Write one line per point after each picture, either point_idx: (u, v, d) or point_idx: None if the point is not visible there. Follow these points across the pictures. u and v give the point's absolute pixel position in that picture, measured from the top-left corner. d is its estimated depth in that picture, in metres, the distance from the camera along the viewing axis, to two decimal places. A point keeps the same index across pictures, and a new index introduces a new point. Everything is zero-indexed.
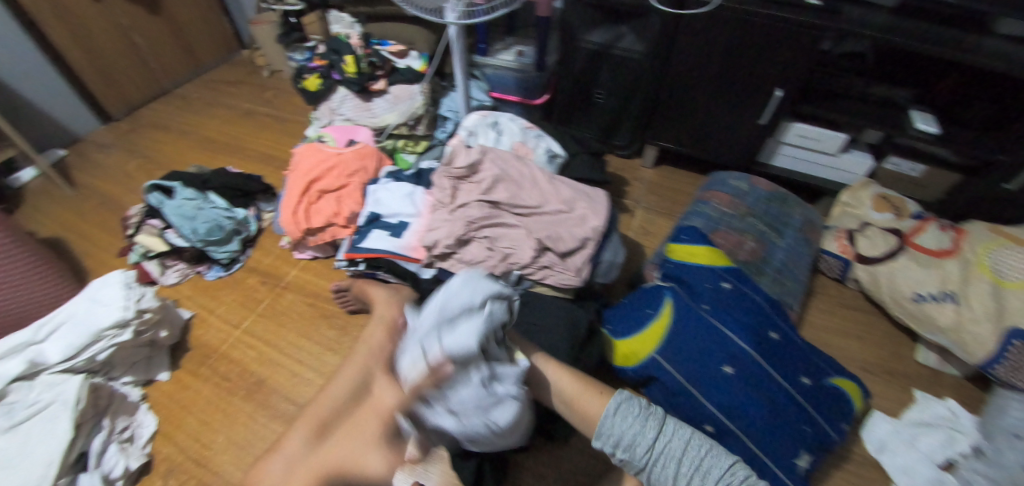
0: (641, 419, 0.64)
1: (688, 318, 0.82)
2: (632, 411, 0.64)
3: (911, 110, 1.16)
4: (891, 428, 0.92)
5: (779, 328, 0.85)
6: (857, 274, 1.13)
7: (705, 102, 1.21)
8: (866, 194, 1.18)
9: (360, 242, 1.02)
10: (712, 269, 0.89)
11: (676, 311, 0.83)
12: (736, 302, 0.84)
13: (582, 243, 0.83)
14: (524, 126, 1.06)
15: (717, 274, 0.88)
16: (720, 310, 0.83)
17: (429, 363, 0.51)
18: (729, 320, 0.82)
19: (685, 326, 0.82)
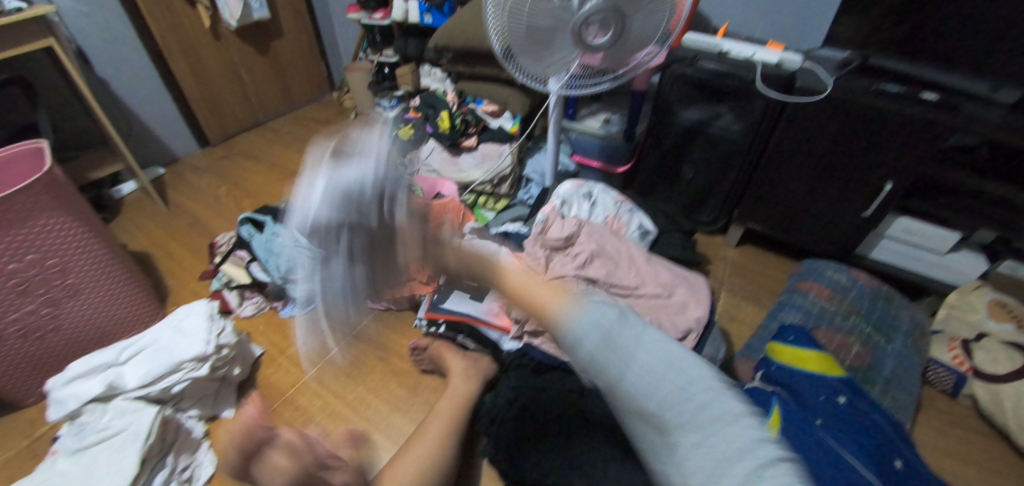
0: (607, 323, 0.39)
1: (799, 432, 0.74)
2: (598, 313, 0.40)
3: None
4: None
5: (902, 455, 0.75)
6: (974, 391, 1.01)
7: (804, 188, 1.15)
8: (978, 298, 1.07)
9: (442, 301, 1.00)
10: (825, 379, 0.83)
11: (784, 418, 0.76)
12: (852, 421, 0.76)
13: (684, 335, 0.77)
14: (618, 200, 1.04)
15: (832, 386, 0.82)
16: (834, 426, 0.75)
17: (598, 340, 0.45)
18: (845, 439, 0.73)
19: (794, 437, 0.73)
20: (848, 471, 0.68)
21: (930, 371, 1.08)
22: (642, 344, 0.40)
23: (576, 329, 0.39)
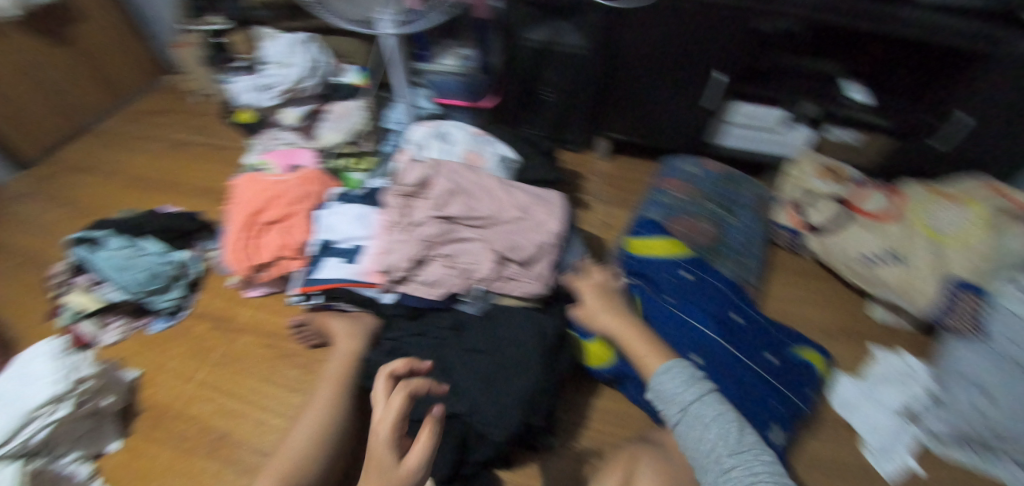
0: (686, 386, 0.59)
1: (660, 314, 0.84)
2: (678, 376, 0.60)
3: (843, 81, 1.15)
4: (855, 389, 0.93)
5: (742, 310, 0.88)
6: (808, 244, 1.08)
7: (651, 89, 1.19)
8: (809, 163, 1.12)
9: (314, 273, 0.96)
10: (672, 260, 0.92)
11: (643, 305, 0.85)
12: (701, 292, 0.87)
13: (542, 248, 0.81)
14: (474, 134, 1.03)
15: (677, 264, 0.91)
16: (686, 301, 0.85)
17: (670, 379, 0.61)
18: (694, 310, 0.84)
19: (653, 318, 0.83)
20: (698, 335, 0.80)
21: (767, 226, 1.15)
22: (706, 409, 0.58)
23: (657, 388, 0.61)
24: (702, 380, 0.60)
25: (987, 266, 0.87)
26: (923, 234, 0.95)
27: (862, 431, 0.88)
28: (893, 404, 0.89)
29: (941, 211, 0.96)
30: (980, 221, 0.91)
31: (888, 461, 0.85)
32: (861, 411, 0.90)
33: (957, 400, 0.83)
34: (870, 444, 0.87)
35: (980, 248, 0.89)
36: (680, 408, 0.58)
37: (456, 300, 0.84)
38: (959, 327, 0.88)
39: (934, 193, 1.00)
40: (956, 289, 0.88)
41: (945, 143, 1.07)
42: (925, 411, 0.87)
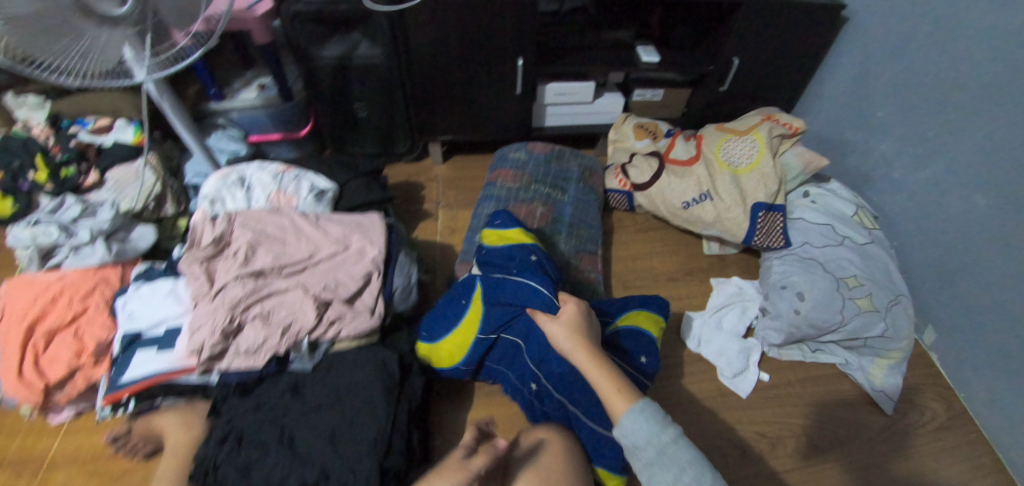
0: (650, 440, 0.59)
1: (493, 295, 0.80)
2: (648, 424, 0.60)
3: (636, 47, 1.21)
4: (706, 323, 0.99)
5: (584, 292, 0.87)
6: (640, 202, 1.13)
7: (463, 86, 1.18)
8: (627, 127, 1.20)
9: (119, 377, 0.81)
10: (520, 245, 0.85)
11: (484, 293, 0.81)
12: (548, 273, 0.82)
13: (365, 279, 0.78)
14: (277, 171, 0.95)
15: (525, 248, 0.84)
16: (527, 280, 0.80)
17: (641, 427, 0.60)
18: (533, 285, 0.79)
19: (494, 305, 0.80)
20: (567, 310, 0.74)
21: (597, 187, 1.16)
22: (681, 451, 0.58)
23: (625, 433, 0.61)
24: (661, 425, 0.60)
25: (774, 186, 1.01)
26: (723, 169, 1.05)
27: (716, 358, 0.95)
28: (732, 326, 0.98)
29: (732, 147, 1.06)
30: (760, 150, 1.03)
31: (740, 379, 0.93)
32: (708, 341, 0.97)
33: (783, 305, 0.95)
34: (725, 370, 0.93)
35: (766, 173, 1.01)
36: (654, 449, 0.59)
37: (286, 361, 0.76)
38: (769, 242, 1.02)
39: (724, 131, 1.09)
40: (756, 212, 1.01)
41: (727, 86, 1.20)
42: (758, 324, 0.98)
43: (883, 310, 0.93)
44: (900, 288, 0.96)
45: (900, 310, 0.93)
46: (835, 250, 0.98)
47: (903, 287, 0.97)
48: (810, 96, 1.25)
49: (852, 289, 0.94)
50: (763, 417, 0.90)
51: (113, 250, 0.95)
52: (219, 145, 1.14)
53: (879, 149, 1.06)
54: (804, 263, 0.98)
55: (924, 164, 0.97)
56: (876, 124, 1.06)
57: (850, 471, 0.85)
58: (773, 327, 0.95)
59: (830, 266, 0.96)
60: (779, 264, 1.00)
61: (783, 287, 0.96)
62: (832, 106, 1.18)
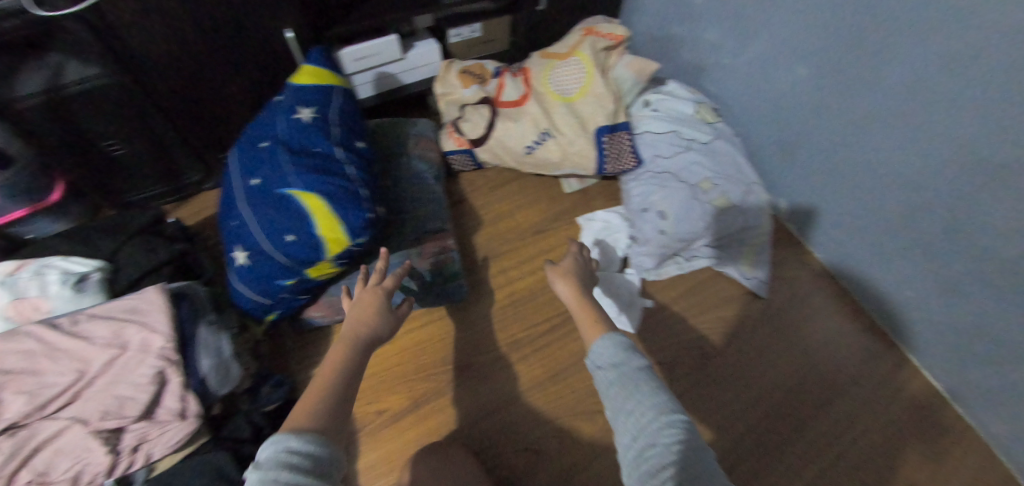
0: (609, 360, 0.58)
1: (256, 122, 0.83)
2: (609, 352, 0.59)
3: None
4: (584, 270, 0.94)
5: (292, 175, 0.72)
6: (483, 158, 1.01)
7: (236, 81, 0.95)
8: (451, 75, 1.01)
9: None
10: (295, 98, 0.83)
11: None
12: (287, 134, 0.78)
13: (159, 380, 0.62)
14: (8, 273, 0.72)
15: (295, 105, 0.81)
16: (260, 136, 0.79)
17: (600, 359, 0.60)
18: (251, 142, 0.79)
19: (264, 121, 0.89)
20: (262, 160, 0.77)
21: (431, 152, 0.97)
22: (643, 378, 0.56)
23: (594, 352, 0.61)
24: (633, 355, 0.58)
25: (610, 106, 0.94)
26: (556, 101, 0.95)
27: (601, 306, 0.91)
28: (608, 265, 0.94)
29: (558, 74, 0.96)
30: (588, 70, 0.94)
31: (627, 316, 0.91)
32: None
33: (650, 227, 0.92)
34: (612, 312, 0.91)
35: (599, 93, 0.94)
36: (610, 370, 0.58)
37: None
38: (620, 166, 0.97)
39: (547, 57, 0.98)
40: (599, 138, 0.95)
41: (544, 4, 1.08)
42: (632, 253, 0.95)
43: (737, 203, 0.93)
44: (749, 178, 0.97)
45: (753, 199, 0.95)
46: (683, 156, 0.95)
47: (751, 175, 0.98)
48: None
49: (706, 192, 0.93)
50: (657, 345, 0.90)
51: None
52: None
53: (705, 37, 1.01)
54: (659, 177, 0.94)
55: (746, 43, 0.93)
56: (696, 9, 1.00)
57: (742, 366, 0.89)
58: (647, 252, 0.93)
59: (681, 173, 0.94)
60: (636, 185, 0.96)
61: (646, 210, 0.93)
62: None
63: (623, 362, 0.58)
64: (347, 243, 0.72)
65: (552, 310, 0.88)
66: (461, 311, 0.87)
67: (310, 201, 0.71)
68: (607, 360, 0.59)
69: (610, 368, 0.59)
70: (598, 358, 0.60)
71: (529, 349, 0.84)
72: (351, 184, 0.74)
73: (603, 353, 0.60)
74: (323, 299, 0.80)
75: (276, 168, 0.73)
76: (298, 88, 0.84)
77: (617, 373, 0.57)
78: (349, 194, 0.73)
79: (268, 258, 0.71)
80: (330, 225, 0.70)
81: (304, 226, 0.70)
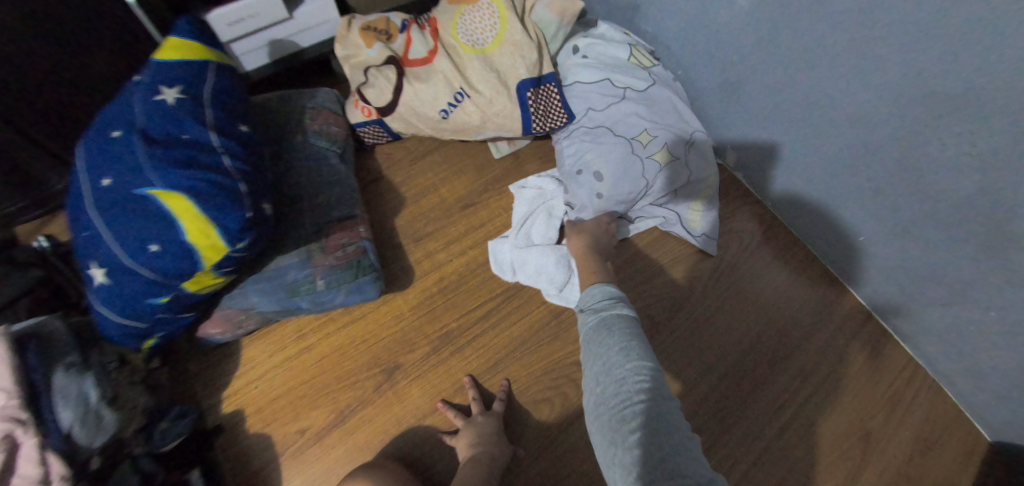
0: (597, 306, 0.63)
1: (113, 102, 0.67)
2: (599, 301, 0.63)
3: None
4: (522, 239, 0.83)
5: (147, 168, 0.58)
6: (395, 127, 0.89)
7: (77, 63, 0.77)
8: (353, 33, 0.88)
9: None
10: (156, 73, 0.68)
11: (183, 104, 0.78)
12: (146, 117, 0.63)
13: (7, 445, 0.52)
14: None
15: (157, 82, 0.66)
16: (113, 120, 0.64)
17: (589, 299, 0.65)
18: (103, 128, 0.64)
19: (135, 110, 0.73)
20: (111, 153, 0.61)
21: (333, 127, 0.85)
22: (623, 325, 0.60)
23: (585, 298, 0.66)
24: (619, 306, 0.62)
25: (532, 56, 0.83)
26: (469, 55, 0.83)
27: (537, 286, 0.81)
28: (544, 235, 0.84)
29: (470, 23, 0.83)
30: (502, 14, 0.82)
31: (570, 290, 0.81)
32: (523, 264, 0.81)
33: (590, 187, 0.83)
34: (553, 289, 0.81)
35: (517, 40, 0.82)
36: (597, 316, 0.62)
37: None
38: (550, 122, 0.87)
39: (458, 3, 0.86)
40: (523, 94, 0.84)
41: None
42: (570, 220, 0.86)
43: (680, 156, 0.85)
44: (692, 125, 0.88)
45: (697, 149, 0.87)
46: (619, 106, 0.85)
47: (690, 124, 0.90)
48: None
49: (646, 145, 0.83)
50: None
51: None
52: None
53: None
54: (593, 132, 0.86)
55: None
56: None
57: (694, 329, 0.84)
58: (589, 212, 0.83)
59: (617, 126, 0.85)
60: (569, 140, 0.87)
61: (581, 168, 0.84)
62: None
63: (609, 309, 0.62)
64: (227, 250, 0.60)
65: (487, 295, 0.80)
66: (385, 307, 0.78)
67: (175, 202, 0.57)
68: (593, 302, 0.64)
69: (596, 309, 0.63)
70: (588, 300, 0.65)
71: (465, 341, 0.77)
72: (226, 177, 0.60)
73: (593, 303, 0.63)
74: (217, 312, 0.69)
75: (130, 161, 0.59)
76: (160, 65, 0.69)
77: (600, 317, 0.61)
78: (224, 191, 0.59)
79: (132, 272, 0.58)
80: (202, 230, 0.58)
81: (168, 232, 0.57)
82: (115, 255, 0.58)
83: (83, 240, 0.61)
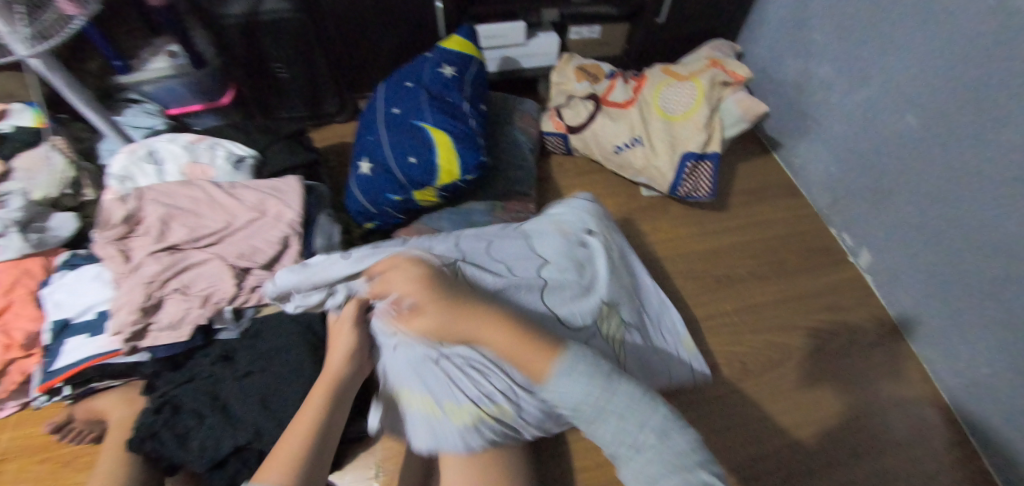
0: (584, 396, 0.49)
1: (411, 64, 0.94)
2: (574, 383, 0.49)
3: None
4: (382, 347, 0.71)
5: (429, 113, 0.83)
6: (575, 145, 1.10)
7: (383, 36, 1.11)
8: (569, 68, 1.14)
9: (53, 364, 0.82)
10: (444, 53, 0.94)
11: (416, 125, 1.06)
12: (434, 80, 0.89)
13: (284, 243, 0.76)
14: (189, 141, 0.91)
15: (443, 59, 0.93)
16: (413, 76, 0.90)
17: (567, 390, 0.50)
18: (403, 78, 0.91)
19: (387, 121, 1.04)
20: (402, 93, 0.87)
21: (532, 128, 1.08)
22: (617, 403, 0.49)
23: (552, 391, 0.51)
24: (596, 377, 0.49)
25: (708, 135, 0.98)
26: (658, 115, 1.01)
27: (460, 448, 0.65)
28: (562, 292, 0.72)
29: (670, 92, 1.01)
30: (698, 97, 0.99)
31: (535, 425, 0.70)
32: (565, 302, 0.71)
33: (438, 386, 0.65)
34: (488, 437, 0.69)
35: (701, 121, 0.98)
36: (584, 406, 0.49)
37: (214, 331, 0.77)
38: (697, 190, 1.01)
39: (668, 73, 1.04)
40: (684, 162, 0.99)
41: (665, 17, 1.15)
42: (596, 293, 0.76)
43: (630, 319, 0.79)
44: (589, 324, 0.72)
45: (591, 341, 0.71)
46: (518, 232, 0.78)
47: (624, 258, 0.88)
48: (753, 22, 1.20)
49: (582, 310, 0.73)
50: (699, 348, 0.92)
51: (30, 240, 0.93)
52: (140, 119, 1.11)
53: (819, 74, 1.03)
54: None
55: (859, 87, 0.95)
56: (814, 47, 1.03)
57: (779, 389, 0.88)
58: (468, 394, 0.64)
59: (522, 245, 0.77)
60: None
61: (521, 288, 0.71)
62: (774, 32, 1.14)
63: (595, 395, 0.49)
64: (456, 178, 0.81)
65: None
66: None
67: (438, 136, 0.81)
68: (571, 395, 0.49)
69: (577, 398, 0.49)
70: (558, 391, 0.50)
71: None
72: (472, 133, 0.83)
73: (571, 388, 0.49)
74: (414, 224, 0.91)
75: (418, 105, 0.84)
76: (443, 50, 0.95)
77: (593, 401, 0.49)
78: (470, 141, 0.82)
79: (393, 174, 0.82)
80: (448, 159, 0.80)
81: (427, 153, 0.80)
82: (387, 163, 0.82)
83: (366, 145, 0.86)
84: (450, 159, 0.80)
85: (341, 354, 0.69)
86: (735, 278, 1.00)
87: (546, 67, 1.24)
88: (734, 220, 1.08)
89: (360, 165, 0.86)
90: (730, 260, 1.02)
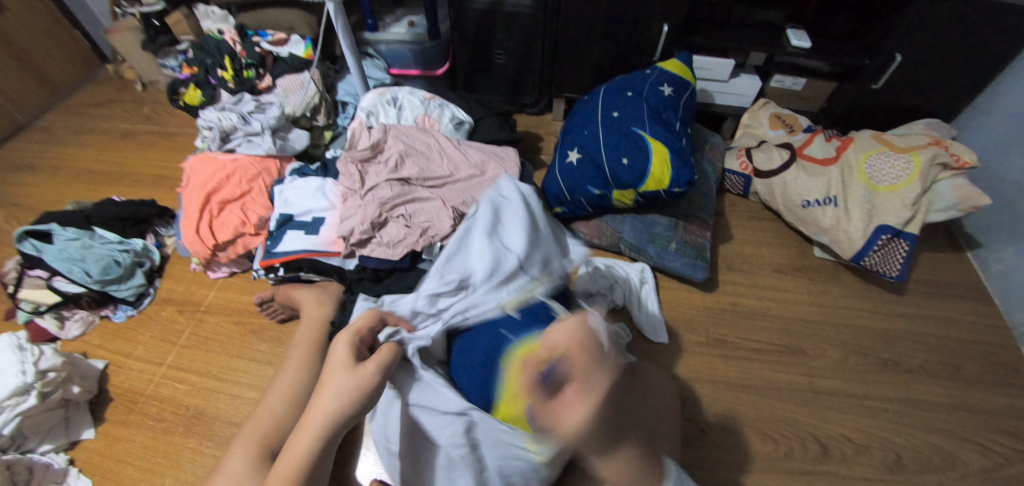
0: None
1: (628, 76, 0.99)
2: None
3: (786, 29, 1.16)
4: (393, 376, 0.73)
5: (649, 124, 0.89)
6: (756, 189, 1.12)
7: (597, 45, 1.19)
8: (763, 114, 1.17)
9: (275, 246, 0.97)
10: (663, 73, 0.98)
11: None
12: (654, 94, 0.94)
13: None
14: (425, 97, 1.04)
15: (663, 77, 0.97)
16: (635, 86, 0.96)
17: None
18: (623, 86, 0.97)
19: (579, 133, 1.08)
20: (624, 100, 0.94)
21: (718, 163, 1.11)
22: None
23: None
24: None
25: (913, 213, 0.95)
26: (860, 181, 0.99)
27: None
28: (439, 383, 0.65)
29: (880, 160, 0.99)
30: (912, 173, 0.96)
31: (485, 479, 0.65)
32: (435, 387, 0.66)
33: None
34: None
35: (908, 198, 0.94)
36: None
37: (418, 259, 0.85)
38: (883, 266, 0.97)
39: (881, 143, 1.01)
40: (879, 234, 0.96)
41: (881, 84, 1.13)
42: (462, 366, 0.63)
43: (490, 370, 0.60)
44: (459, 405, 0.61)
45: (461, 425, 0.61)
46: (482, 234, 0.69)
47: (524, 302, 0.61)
48: (980, 110, 1.12)
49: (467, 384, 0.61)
50: (856, 424, 0.87)
51: (276, 144, 1.12)
52: (371, 73, 1.28)
53: None
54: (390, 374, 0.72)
55: None
56: None
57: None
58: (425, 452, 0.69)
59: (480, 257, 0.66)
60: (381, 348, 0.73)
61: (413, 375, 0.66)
62: (1006, 125, 1.06)
63: None
64: (663, 188, 0.86)
65: (765, 338, 0.95)
66: (689, 293, 1.00)
67: (656, 146, 0.87)
68: None
69: None
70: None
71: (729, 353, 0.93)
72: (686, 151, 0.88)
73: None
74: (596, 219, 1.00)
75: (639, 114, 0.91)
76: (662, 71, 0.98)
77: None
78: (684, 157, 0.87)
79: (603, 169, 0.89)
80: (662, 167, 0.85)
81: (642, 158, 0.86)
82: (599, 158, 0.89)
83: (580, 138, 0.94)
84: (663, 168, 0.85)
85: (327, 407, 0.51)
86: (902, 367, 0.94)
87: (739, 108, 1.26)
88: (908, 307, 1.02)
89: (571, 155, 0.94)
90: (899, 348, 0.97)
